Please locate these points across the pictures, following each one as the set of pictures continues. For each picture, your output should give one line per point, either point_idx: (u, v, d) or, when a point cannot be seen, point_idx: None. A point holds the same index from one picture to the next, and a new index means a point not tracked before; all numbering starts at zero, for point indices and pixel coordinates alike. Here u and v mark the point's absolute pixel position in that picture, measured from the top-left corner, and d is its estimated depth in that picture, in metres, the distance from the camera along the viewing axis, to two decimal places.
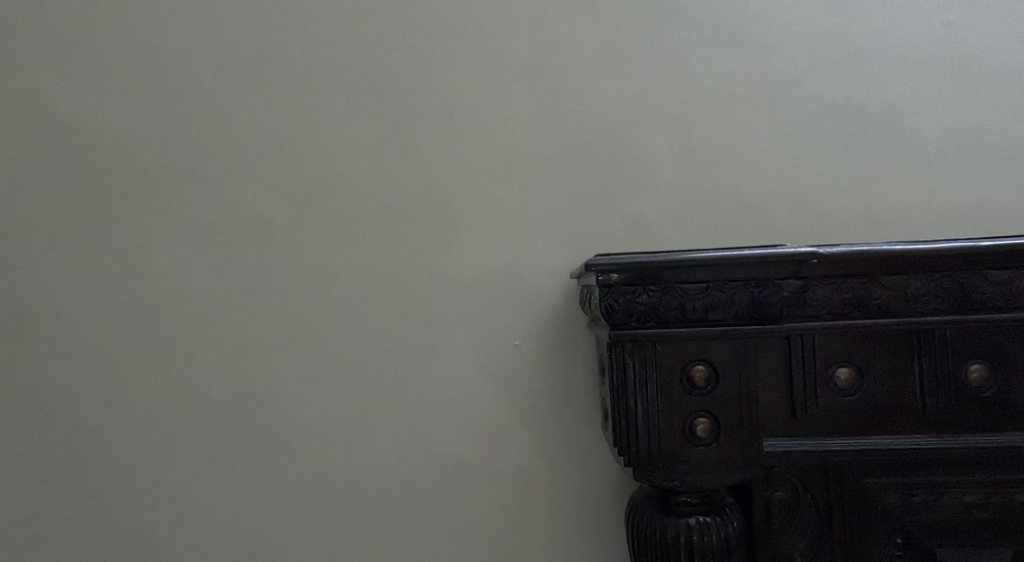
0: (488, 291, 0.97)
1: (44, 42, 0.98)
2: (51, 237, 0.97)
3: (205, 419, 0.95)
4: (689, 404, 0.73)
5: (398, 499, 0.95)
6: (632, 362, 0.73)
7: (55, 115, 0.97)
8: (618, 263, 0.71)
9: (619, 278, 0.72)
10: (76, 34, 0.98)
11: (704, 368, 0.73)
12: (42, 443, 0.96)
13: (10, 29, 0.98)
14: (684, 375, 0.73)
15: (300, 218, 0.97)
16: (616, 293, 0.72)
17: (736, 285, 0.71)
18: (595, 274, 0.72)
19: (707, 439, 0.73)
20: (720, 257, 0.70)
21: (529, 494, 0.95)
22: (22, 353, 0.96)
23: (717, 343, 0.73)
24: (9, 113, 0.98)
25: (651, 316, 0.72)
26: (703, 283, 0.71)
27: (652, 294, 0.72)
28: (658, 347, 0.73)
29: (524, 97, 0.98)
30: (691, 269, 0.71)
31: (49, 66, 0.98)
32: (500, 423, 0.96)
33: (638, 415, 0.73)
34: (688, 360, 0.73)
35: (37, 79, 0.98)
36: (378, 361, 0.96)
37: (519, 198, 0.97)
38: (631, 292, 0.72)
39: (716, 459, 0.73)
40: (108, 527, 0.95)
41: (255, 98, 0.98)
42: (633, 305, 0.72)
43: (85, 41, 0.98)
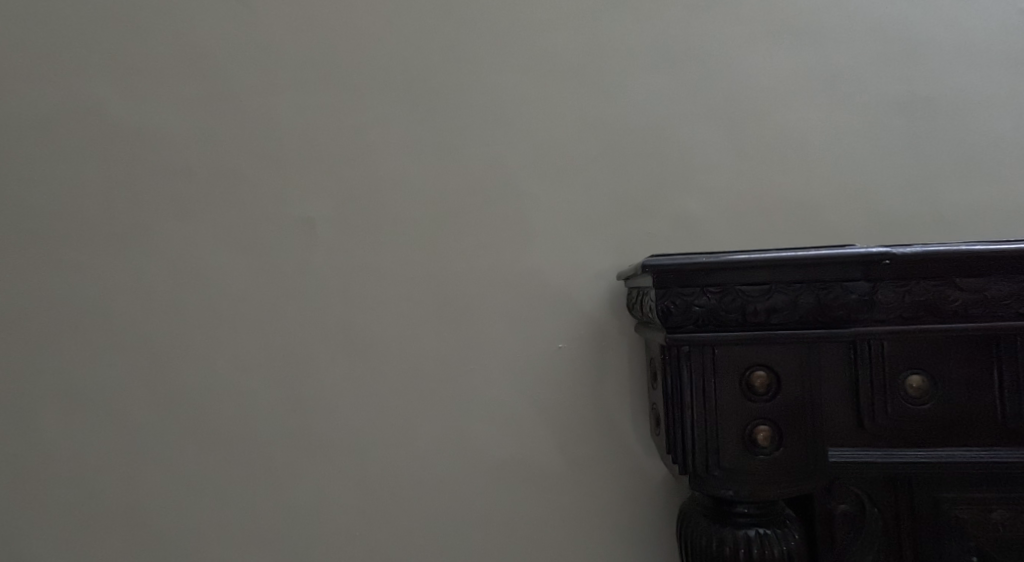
0: (533, 292, 0.95)
1: (96, 45, 1.00)
2: (102, 237, 0.98)
3: (250, 418, 0.96)
4: (749, 411, 0.70)
5: (441, 502, 0.94)
6: (689, 367, 0.71)
7: (106, 118, 0.99)
8: (676, 264, 0.69)
9: (676, 279, 0.70)
10: (127, 38, 1.00)
11: (765, 374, 0.70)
12: (92, 440, 0.97)
13: (62, 33, 1.00)
14: (743, 381, 0.70)
15: (345, 218, 0.97)
16: (674, 295, 0.69)
17: (801, 288, 0.68)
18: (651, 275, 0.70)
19: (768, 448, 0.70)
20: (785, 258, 0.67)
21: (573, 499, 0.93)
22: (73, 351, 0.98)
23: (778, 348, 0.70)
24: (62, 115, 0.99)
25: (710, 318, 0.69)
26: (766, 285, 0.68)
27: (711, 296, 0.69)
28: (716, 352, 0.71)
29: (569, 95, 0.96)
30: (753, 271, 0.68)
31: (100, 69, 0.99)
32: (544, 428, 0.94)
33: (694, 422, 0.71)
34: (748, 365, 0.70)
35: (87, 82, 0.99)
36: (421, 362, 0.95)
37: (564, 198, 0.95)
38: (689, 293, 0.69)
39: (779, 470, 0.70)
40: (154, 526, 0.96)
41: (301, 99, 0.98)
42: (690, 308, 0.69)
43: (135, 45, 0.99)
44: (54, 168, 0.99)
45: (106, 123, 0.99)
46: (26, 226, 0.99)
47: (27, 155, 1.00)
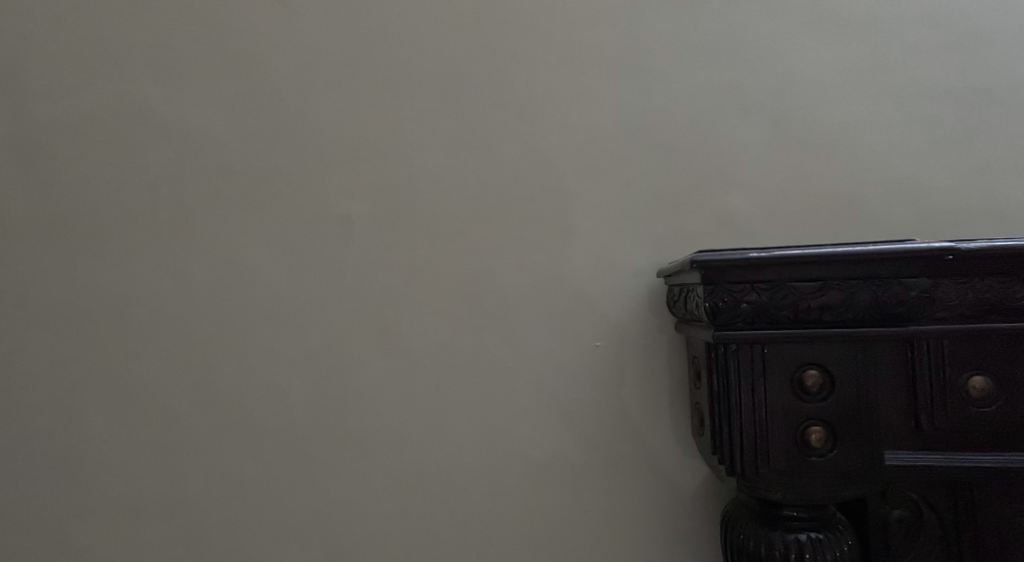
0: (572, 290, 0.94)
1: (138, 45, 1.01)
2: (144, 235, 0.99)
3: (288, 414, 0.96)
4: (800, 411, 0.68)
5: (479, 501, 0.94)
6: (738, 365, 0.69)
7: (147, 116, 1.00)
8: (726, 259, 0.67)
9: (725, 275, 0.68)
10: (168, 38, 1.01)
11: (817, 373, 0.68)
12: (133, 434, 0.97)
13: (104, 33, 1.01)
14: (795, 381, 0.69)
15: (383, 216, 0.97)
16: (722, 291, 0.68)
17: (857, 284, 0.66)
18: (700, 270, 0.68)
19: (821, 450, 0.68)
20: (840, 254, 0.65)
21: (612, 499, 0.92)
22: (115, 346, 0.98)
23: (832, 346, 0.68)
24: (104, 114, 1.00)
25: (760, 315, 0.68)
26: (820, 281, 0.67)
27: (761, 292, 0.67)
28: (766, 350, 0.69)
29: (608, 91, 0.95)
30: (807, 266, 0.66)
31: (141, 68, 1.00)
32: (582, 427, 0.93)
33: (743, 421, 0.69)
34: (800, 364, 0.69)
35: (129, 81, 1.00)
36: (458, 360, 0.95)
37: (603, 195, 0.94)
38: (738, 289, 0.68)
39: (832, 472, 0.68)
40: (194, 523, 0.96)
41: (338, 97, 0.98)
42: (740, 305, 0.68)
43: (175, 45, 1.00)
44: (96, 166, 1.00)
45: (148, 122, 1.00)
46: (70, 223, 1.00)
47: (69, 153, 1.00)
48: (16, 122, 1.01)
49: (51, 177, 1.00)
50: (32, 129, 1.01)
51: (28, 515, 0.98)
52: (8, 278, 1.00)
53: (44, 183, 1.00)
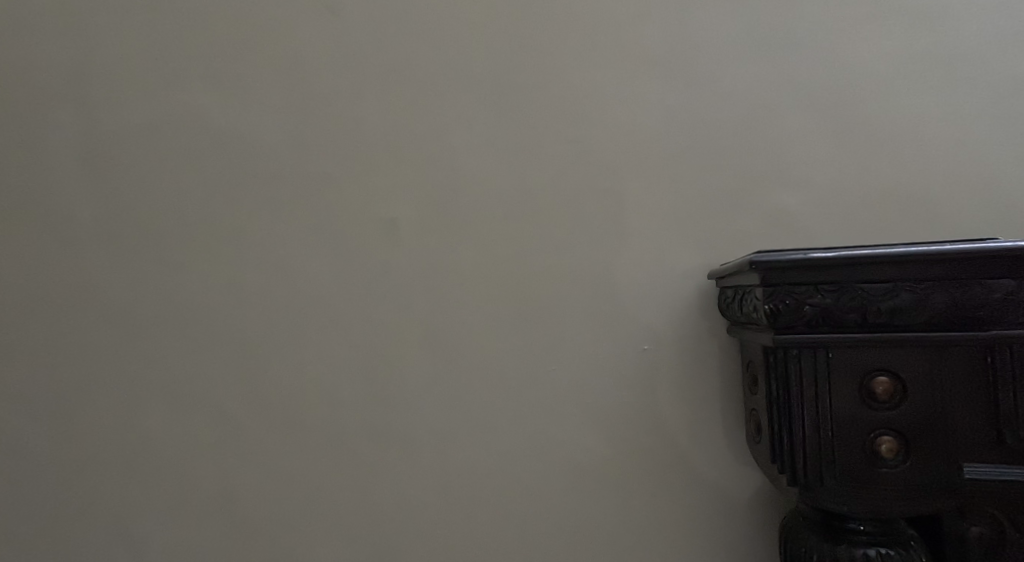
0: (620, 292, 0.93)
1: (181, 46, 1.00)
2: (192, 234, 0.98)
3: (336, 417, 0.96)
4: (869, 420, 0.66)
5: (526, 504, 0.93)
6: (800, 370, 0.67)
7: (193, 117, 0.99)
8: (789, 260, 0.64)
9: (788, 276, 0.65)
10: (211, 39, 0.99)
11: (888, 380, 0.65)
12: (184, 434, 0.97)
13: (147, 33, 1.00)
14: (863, 388, 0.66)
15: (430, 218, 0.96)
16: (783, 293, 0.66)
17: (932, 286, 0.63)
18: (760, 272, 0.66)
19: (892, 461, 0.65)
20: (913, 253, 0.62)
21: (662, 504, 0.91)
22: (167, 347, 0.97)
23: (904, 351, 0.65)
24: (150, 115, 0.99)
25: (825, 319, 0.65)
26: (890, 283, 0.64)
27: (826, 294, 0.65)
28: (831, 355, 0.66)
29: (658, 90, 0.94)
30: (876, 267, 0.63)
31: (185, 69, 0.99)
32: (631, 431, 0.92)
33: (806, 429, 0.67)
34: (869, 371, 0.66)
35: (173, 82, 0.99)
36: (504, 364, 0.94)
37: (653, 196, 0.93)
38: (801, 291, 0.65)
39: (905, 485, 0.65)
40: (243, 525, 0.96)
41: (383, 100, 0.98)
42: (803, 308, 0.65)
43: (218, 45, 0.99)
44: (142, 167, 0.99)
45: (196, 122, 0.99)
46: (116, 223, 0.99)
47: (116, 154, 1.00)
48: (66, 121, 1.00)
49: (100, 176, 0.99)
50: (81, 129, 1.00)
51: (79, 517, 0.97)
52: (55, 277, 0.99)
53: (91, 184, 0.99)
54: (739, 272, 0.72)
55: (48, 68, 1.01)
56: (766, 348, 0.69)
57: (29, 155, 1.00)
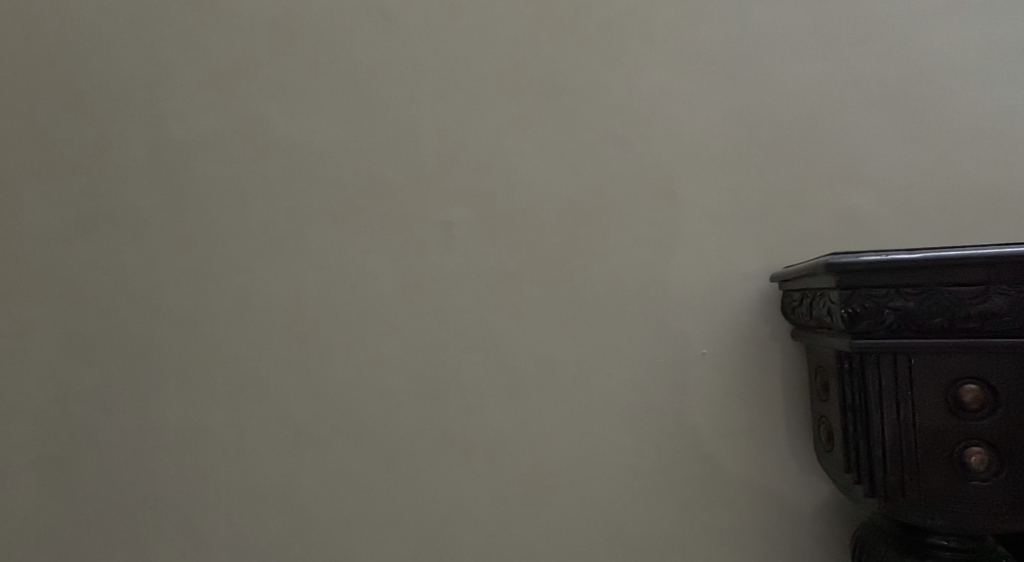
0: (677, 295, 0.93)
1: (239, 52, 1.01)
2: (252, 237, 1.00)
3: (392, 417, 0.97)
4: (957, 430, 0.64)
5: (584, 506, 0.94)
6: (879, 376, 0.66)
7: (251, 121, 1.00)
8: (869, 263, 0.63)
9: (867, 279, 0.65)
10: (267, 44, 1.01)
11: (977, 389, 0.63)
12: (248, 431, 0.98)
13: (206, 40, 1.01)
14: (950, 396, 0.64)
15: (484, 221, 0.97)
16: (862, 296, 0.65)
17: None
18: (837, 275, 0.65)
19: (982, 474, 0.63)
20: (1007, 256, 0.60)
21: (720, 506, 0.91)
22: (230, 347, 0.99)
23: (997, 359, 0.63)
24: (210, 120, 1.01)
25: (907, 322, 0.64)
26: (981, 287, 0.62)
27: (908, 298, 0.64)
28: (914, 361, 0.65)
29: (718, 88, 0.93)
30: (966, 269, 0.62)
31: (243, 74, 1.01)
32: (689, 434, 0.92)
33: (885, 436, 0.66)
34: (957, 378, 0.64)
35: (231, 87, 1.01)
36: (560, 366, 0.95)
37: (710, 197, 0.93)
38: (881, 295, 0.64)
39: (996, 499, 0.63)
40: (303, 522, 0.97)
41: (439, 104, 0.98)
42: (884, 311, 0.64)
43: (275, 50, 1.01)
44: (203, 171, 1.01)
45: (256, 129, 1.00)
46: (177, 226, 1.01)
47: (179, 157, 1.01)
48: (134, 128, 1.02)
49: (168, 182, 1.01)
50: (148, 135, 1.02)
51: (145, 512, 0.99)
52: (122, 278, 1.01)
53: (154, 187, 1.01)
54: (811, 276, 0.71)
55: (117, 76, 1.03)
56: (841, 352, 0.69)
57: (93, 159, 1.03)
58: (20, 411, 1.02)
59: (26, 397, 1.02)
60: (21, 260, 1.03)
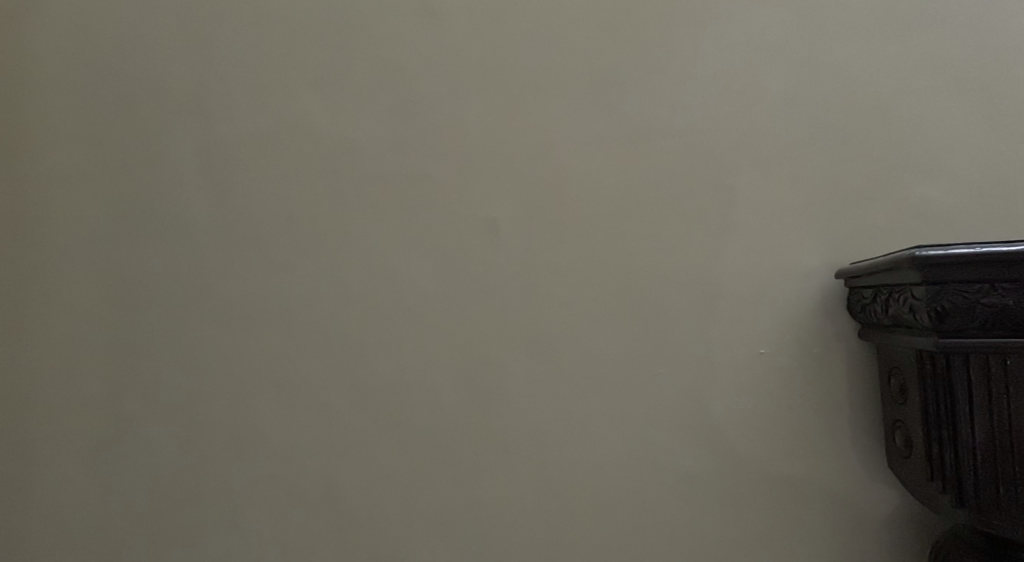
0: (733, 294, 0.91)
1: (283, 49, 1.00)
2: (296, 233, 0.98)
3: (437, 416, 0.95)
4: None
5: (638, 509, 0.91)
6: (971, 376, 0.66)
7: (294, 118, 0.99)
8: (964, 258, 0.63)
9: (960, 274, 0.65)
10: (311, 42, 1.00)
11: None
12: (290, 427, 0.97)
13: (250, 37, 1.01)
14: None
15: (532, 218, 0.94)
16: (953, 292, 0.65)
17: None
18: (929, 270, 0.65)
19: None
20: None
21: (776, 509, 0.89)
22: (273, 344, 0.98)
23: None
24: (254, 115, 1.00)
25: (1001, 319, 0.64)
26: None
27: (1003, 293, 0.64)
28: (1008, 361, 0.65)
29: (783, 80, 0.92)
30: None
31: (287, 71, 1.00)
32: (748, 435, 0.90)
33: (977, 438, 0.66)
34: None
35: (275, 85, 1.00)
36: (609, 366, 0.92)
37: (770, 192, 0.91)
38: (973, 291, 0.64)
39: None
40: (346, 521, 0.96)
41: (485, 99, 0.96)
42: (977, 306, 0.64)
43: (319, 47, 0.99)
44: (245, 166, 1.00)
45: (300, 125, 0.99)
46: (219, 221, 0.99)
47: (221, 153, 1.00)
48: (176, 122, 1.01)
49: (211, 177, 1.00)
50: (196, 131, 1.01)
51: (185, 510, 0.98)
52: (164, 273, 1.00)
53: (196, 182, 1.00)
54: (893, 273, 0.70)
55: (157, 70, 1.02)
56: (926, 351, 0.69)
57: (134, 153, 1.01)
58: (56, 405, 0.99)
59: (77, 388, 0.99)
60: (58, 253, 1.01)
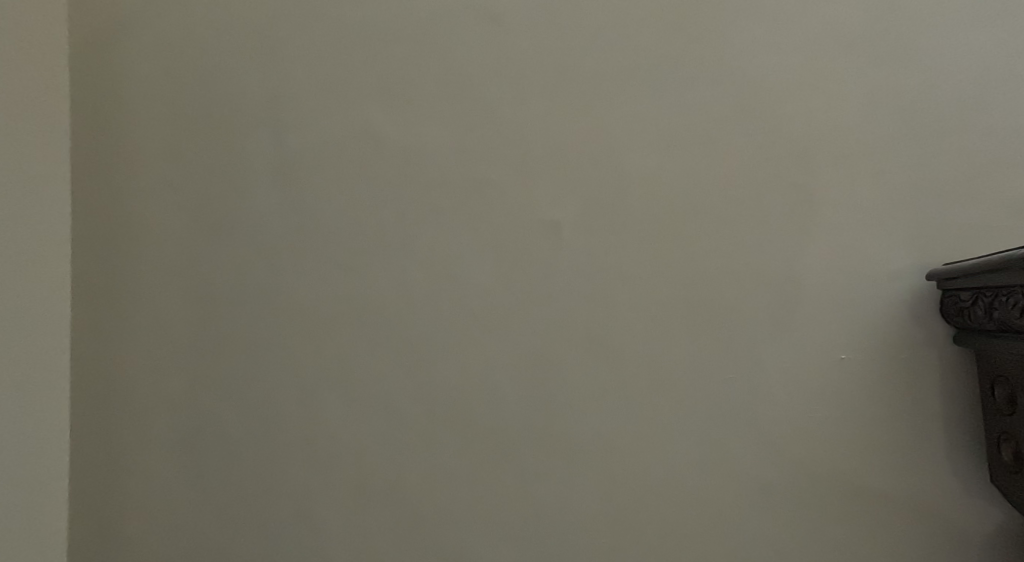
0: (812, 297, 0.87)
1: (350, 58, 1.02)
2: (364, 238, 1.00)
3: (504, 420, 0.94)
4: None
5: (712, 518, 0.88)
6: None
7: (361, 125, 1.01)
8: None
9: None
10: (377, 50, 1.01)
11: None
12: (359, 429, 0.98)
13: (318, 47, 1.02)
14: None
15: (598, 220, 0.93)
16: None
17: None
18: None
19: None
20: None
21: (860, 520, 0.85)
22: (343, 347, 0.99)
23: None
24: (322, 124, 1.02)
25: None
26: None
27: None
28: None
29: (865, 74, 0.88)
30: None
31: (354, 80, 1.01)
32: (829, 444, 0.86)
33: None
34: None
35: (342, 93, 1.02)
36: (680, 372, 0.89)
37: (852, 190, 0.87)
38: None
39: None
40: (413, 523, 0.95)
41: (550, 102, 0.95)
42: None
43: (385, 55, 1.01)
44: (314, 173, 1.02)
45: (366, 132, 1.00)
46: (289, 228, 1.02)
47: (291, 161, 1.02)
48: (248, 133, 1.04)
49: (282, 185, 1.02)
50: (270, 139, 1.03)
51: (257, 508, 0.99)
52: (239, 278, 1.02)
53: (268, 190, 1.03)
54: (997, 275, 0.68)
55: (229, 83, 1.05)
56: None
57: (211, 163, 1.05)
58: (143, 406, 1.03)
59: (162, 388, 1.03)
60: (143, 260, 1.05)
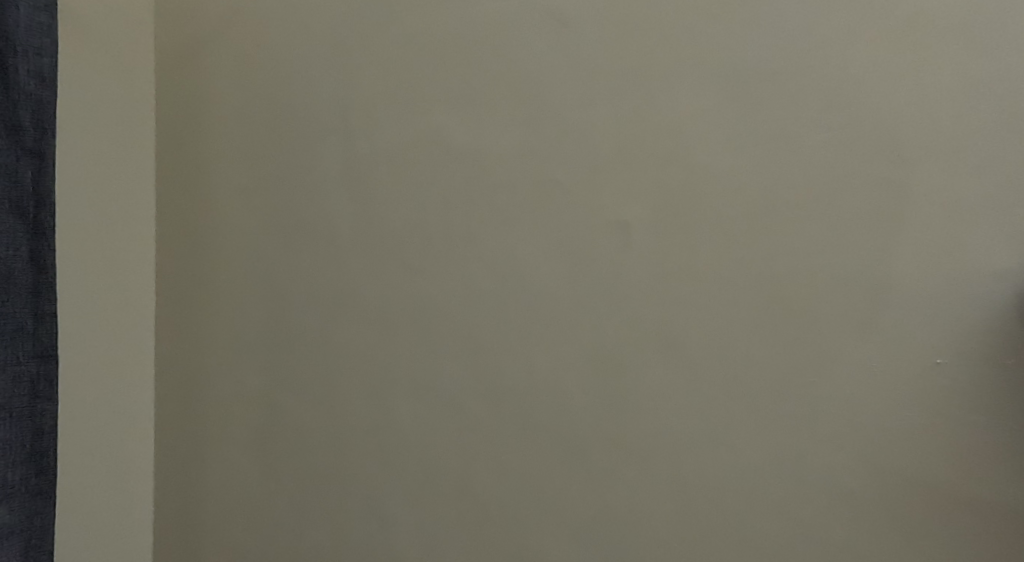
0: (898, 299, 0.79)
1: (420, 64, 1.03)
2: (429, 238, 1.00)
3: (568, 419, 0.93)
4: None
5: (785, 526, 0.83)
6: None
7: (429, 129, 1.02)
8: None
9: None
10: (446, 56, 1.02)
11: None
12: (423, 425, 0.99)
13: (389, 55, 1.04)
14: None
15: (667, 218, 0.90)
16: None
17: None
18: None
19: None
20: None
21: (953, 539, 0.76)
22: (408, 344, 1.00)
23: None
24: (392, 129, 1.04)
25: None
26: None
27: None
28: None
29: (966, 54, 0.78)
30: None
31: (423, 85, 1.03)
32: (917, 456, 0.78)
33: None
34: None
35: (411, 98, 1.03)
36: (751, 375, 0.85)
37: (946, 183, 0.78)
38: None
39: None
40: (474, 517, 0.96)
41: (618, 102, 0.94)
42: None
43: (453, 60, 1.01)
44: (383, 176, 1.03)
45: (434, 136, 1.01)
46: (358, 229, 1.04)
47: (361, 165, 1.05)
48: (320, 138, 1.07)
49: (352, 188, 1.05)
50: (340, 144, 1.06)
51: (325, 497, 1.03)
52: (311, 278, 1.06)
53: (338, 192, 1.05)
54: None
55: (304, 92, 1.08)
56: None
57: (285, 168, 1.09)
58: (227, 395, 1.11)
59: (240, 380, 1.09)
60: (223, 261, 1.12)
